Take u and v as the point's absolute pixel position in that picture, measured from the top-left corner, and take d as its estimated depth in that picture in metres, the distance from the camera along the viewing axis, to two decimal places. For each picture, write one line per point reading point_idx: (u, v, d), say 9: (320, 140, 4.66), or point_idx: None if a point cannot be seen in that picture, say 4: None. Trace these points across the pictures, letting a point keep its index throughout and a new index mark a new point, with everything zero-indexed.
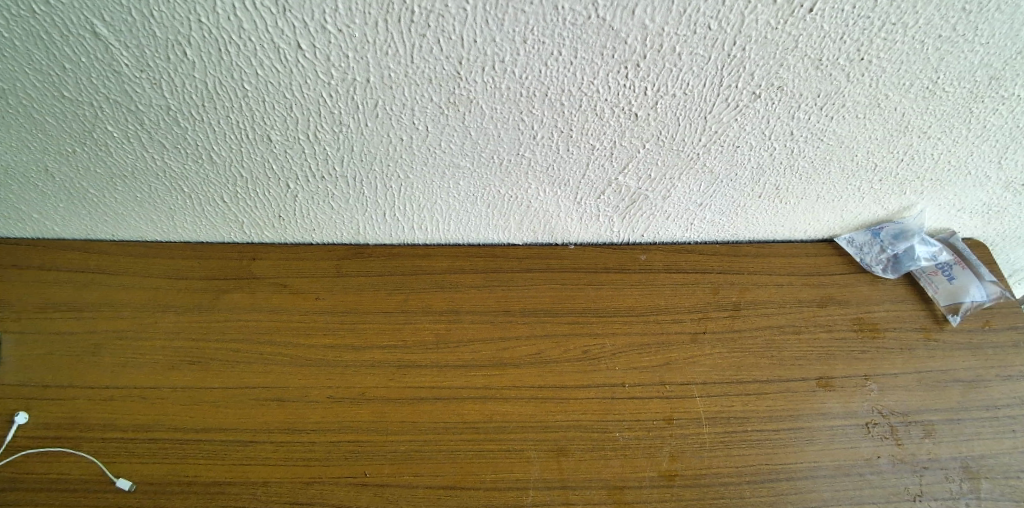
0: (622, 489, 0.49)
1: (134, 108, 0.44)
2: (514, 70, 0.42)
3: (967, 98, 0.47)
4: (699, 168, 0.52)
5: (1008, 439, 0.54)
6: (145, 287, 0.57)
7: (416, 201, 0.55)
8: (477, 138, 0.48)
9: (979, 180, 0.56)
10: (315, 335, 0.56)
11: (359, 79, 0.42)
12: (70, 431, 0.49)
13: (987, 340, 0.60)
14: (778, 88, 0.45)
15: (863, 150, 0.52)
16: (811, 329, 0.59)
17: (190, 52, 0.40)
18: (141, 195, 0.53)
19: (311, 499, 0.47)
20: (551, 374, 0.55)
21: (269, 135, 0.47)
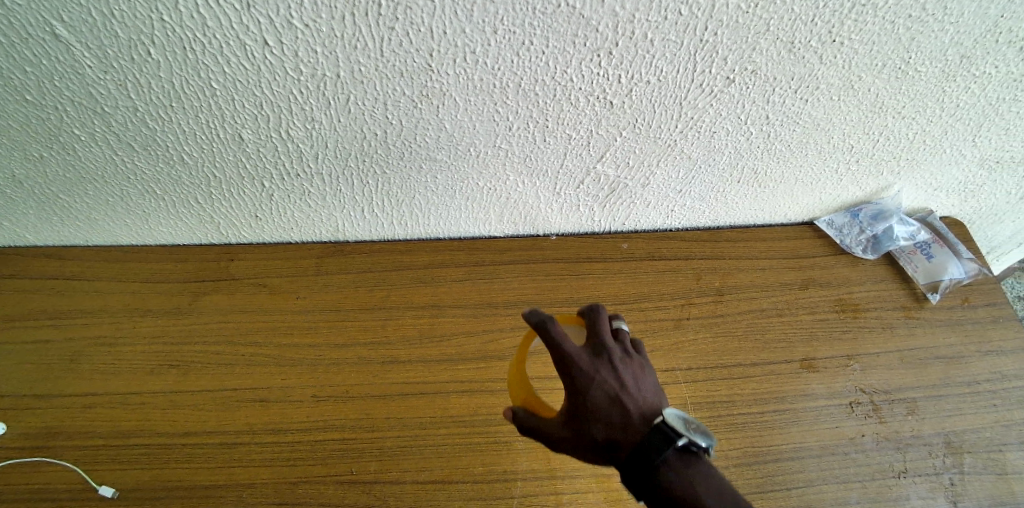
0: (610, 476, 0.49)
1: (100, 110, 0.43)
2: (486, 61, 0.42)
3: (939, 77, 0.48)
4: (677, 154, 0.52)
5: (988, 414, 0.55)
6: (122, 293, 0.57)
7: (394, 196, 0.54)
8: (452, 131, 0.47)
9: (954, 158, 0.57)
10: (297, 335, 0.55)
11: (329, 74, 0.42)
12: (49, 441, 0.49)
13: (966, 317, 0.61)
14: (752, 72, 0.45)
15: (839, 132, 0.52)
16: (793, 311, 0.59)
17: (154, 51, 0.39)
18: (113, 199, 0.52)
19: (298, 499, 0.47)
20: (536, 365, 0.55)
21: (241, 134, 0.46)
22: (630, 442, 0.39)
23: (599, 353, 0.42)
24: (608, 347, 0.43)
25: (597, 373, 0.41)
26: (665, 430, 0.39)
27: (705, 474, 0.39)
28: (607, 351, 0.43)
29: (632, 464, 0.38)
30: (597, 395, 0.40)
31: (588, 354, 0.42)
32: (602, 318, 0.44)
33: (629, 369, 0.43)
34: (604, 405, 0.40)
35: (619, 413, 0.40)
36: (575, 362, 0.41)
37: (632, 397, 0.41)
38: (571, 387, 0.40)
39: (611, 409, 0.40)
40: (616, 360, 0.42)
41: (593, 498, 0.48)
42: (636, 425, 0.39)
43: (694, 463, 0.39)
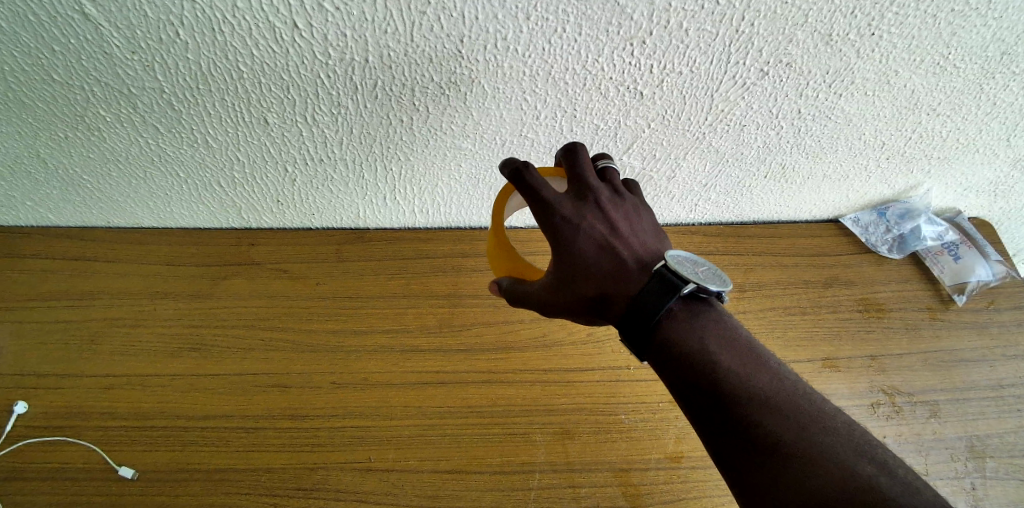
0: (629, 471, 0.49)
1: (126, 91, 0.43)
2: (517, 47, 0.41)
3: (977, 74, 0.47)
4: (704, 147, 0.51)
5: (1013, 418, 0.54)
6: (142, 275, 0.57)
7: (417, 184, 0.54)
8: (478, 119, 0.47)
9: (987, 158, 0.56)
10: (317, 321, 0.55)
11: (357, 59, 0.41)
12: (72, 420, 0.49)
13: (992, 320, 0.60)
14: (786, 65, 0.44)
15: (870, 129, 0.51)
16: (816, 310, 0.59)
17: (183, 32, 0.39)
18: (136, 181, 0.52)
19: (316, 485, 0.47)
20: (555, 357, 0.54)
21: (266, 117, 0.46)
22: (623, 297, 0.39)
23: (584, 196, 0.41)
24: (595, 186, 0.41)
25: (584, 219, 0.40)
26: (665, 277, 0.38)
27: (710, 315, 0.39)
28: (595, 188, 0.41)
29: (630, 323, 0.39)
30: (586, 244, 0.40)
31: (572, 198, 0.41)
32: (584, 159, 0.42)
33: (622, 211, 0.42)
34: (594, 256, 0.40)
35: (611, 261, 0.40)
36: (558, 208, 0.40)
37: (623, 240, 0.41)
38: (558, 236, 0.40)
39: (601, 259, 0.40)
40: (604, 201, 0.41)
41: (612, 492, 0.48)
42: (628, 275, 0.39)
43: (697, 308, 0.39)
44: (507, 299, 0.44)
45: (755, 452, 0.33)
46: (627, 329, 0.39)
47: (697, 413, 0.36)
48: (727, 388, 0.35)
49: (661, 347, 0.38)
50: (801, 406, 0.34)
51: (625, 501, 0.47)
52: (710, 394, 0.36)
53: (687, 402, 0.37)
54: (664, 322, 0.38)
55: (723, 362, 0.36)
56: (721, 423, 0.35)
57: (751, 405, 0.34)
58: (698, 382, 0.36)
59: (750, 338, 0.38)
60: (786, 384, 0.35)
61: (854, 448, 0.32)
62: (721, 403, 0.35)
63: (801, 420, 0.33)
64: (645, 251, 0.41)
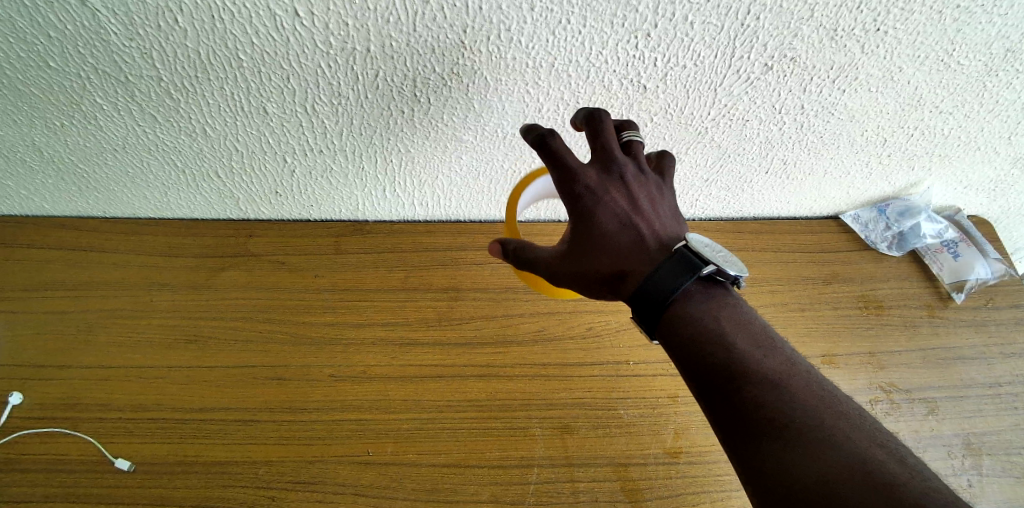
0: (627, 466, 0.49)
1: (124, 79, 0.42)
2: (520, 39, 0.41)
3: (981, 72, 0.47)
4: (707, 142, 0.51)
5: (1009, 416, 0.55)
6: (139, 265, 0.56)
7: (417, 176, 0.53)
8: (480, 111, 0.46)
9: (987, 156, 0.56)
10: (315, 313, 0.55)
11: (359, 48, 0.41)
12: (67, 412, 0.48)
13: (990, 318, 0.60)
14: (791, 60, 0.44)
15: (873, 125, 0.51)
16: (815, 306, 0.59)
17: (182, 20, 0.38)
18: (133, 171, 0.52)
19: (314, 478, 0.47)
20: (555, 352, 0.54)
21: (265, 107, 0.45)
22: (638, 274, 0.39)
23: (608, 168, 0.41)
24: (620, 160, 0.41)
25: (605, 191, 0.40)
26: (685, 258, 0.38)
27: (726, 301, 0.39)
28: (620, 161, 0.41)
29: (641, 303, 0.38)
30: (607, 216, 0.40)
31: (596, 169, 0.41)
32: (609, 130, 0.41)
33: (644, 189, 0.41)
34: (615, 230, 0.40)
35: (630, 237, 0.40)
36: (581, 177, 0.40)
37: (644, 218, 0.41)
38: (579, 204, 0.40)
39: (621, 233, 0.40)
40: (627, 177, 0.41)
41: (610, 487, 0.48)
42: (647, 253, 0.40)
43: (713, 293, 0.39)
44: (509, 260, 0.42)
45: (763, 434, 0.33)
46: (639, 310, 0.39)
47: (705, 395, 0.36)
48: (739, 371, 0.35)
49: (672, 329, 0.38)
50: (814, 391, 0.34)
51: (624, 496, 0.47)
52: (721, 375, 0.35)
53: (696, 385, 0.37)
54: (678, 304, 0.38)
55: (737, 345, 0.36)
56: (730, 403, 0.34)
57: (763, 388, 0.34)
58: (709, 364, 0.36)
59: (765, 325, 0.38)
60: (800, 369, 0.35)
61: (867, 436, 0.31)
62: (732, 384, 0.35)
63: (813, 404, 0.33)
64: (666, 232, 0.41)
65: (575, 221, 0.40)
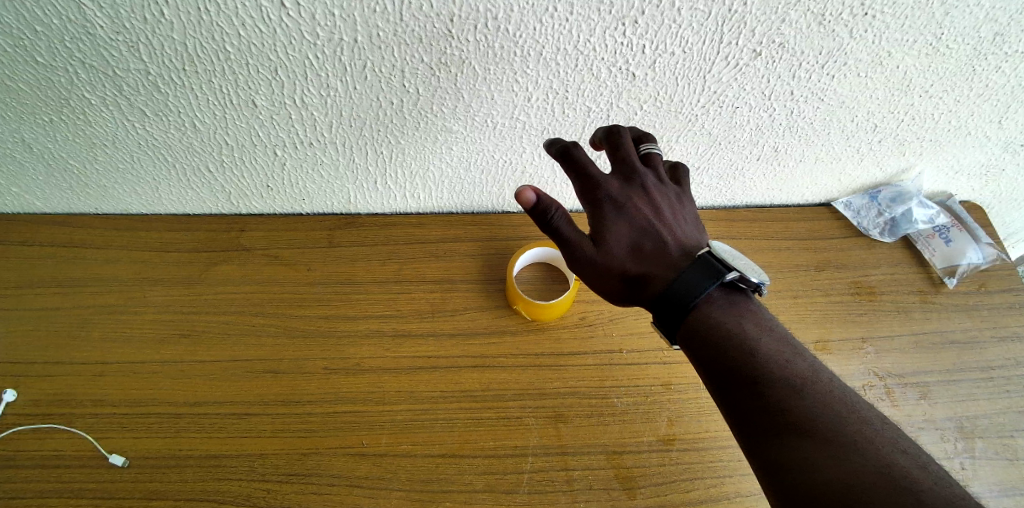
0: (621, 454, 0.49)
1: (111, 73, 0.42)
2: (508, 27, 0.41)
3: (970, 56, 0.47)
4: (697, 129, 0.51)
5: (1001, 400, 0.55)
6: (131, 261, 0.56)
7: (409, 168, 0.53)
8: (470, 101, 0.46)
9: (978, 141, 0.56)
10: (308, 307, 0.55)
11: (346, 39, 0.41)
12: (61, 408, 0.48)
13: (983, 302, 0.60)
14: (779, 45, 0.44)
15: (864, 111, 0.51)
16: (808, 293, 0.59)
17: (168, 12, 0.38)
18: (124, 166, 0.52)
19: (310, 470, 0.47)
20: (548, 342, 0.54)
21: (254, 100, 0.45)
22: (661, 281, 0.40)
23: (630, 178, 0.42)
24: (642, 171, 0.42)
25: (629, 200, 0.41)
26: (710, 264, 0.40)
27: (748, 308, 0.40)
28: (642, 173, 0.42)
29: (668, 307, 0.39)
30: (629, 224, 0.40)
31: (619, 179, 0.41)
32: (627, 142, 0.43)
33: (665, 197, 0.42)
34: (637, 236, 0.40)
35: (654, 244, 0.41)
36: (606, 186, 0.40)
37: (667, 225, 0.41)
38: (601, 211, 0.40)
39: (642, 241, 0.40)
40: (649, 186, 0.42)
41: (605, 475, 0.48)
42: (670, 260, 0.40)
43: (734, 300, 0.41)
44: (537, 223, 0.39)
45: (786, 435, 0.35)
46: (665, 313, 0.40)
47: (727, 397, 0.38)
48: (764, 375, 0.37)
49: (698, 333, 0.39)
50: (834, 397, 0.36)
51: (619, 484, 0.48)
52: (745, 379, 0.37)
53: (719, 387, 0.38)
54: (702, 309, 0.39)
55: (761, 351, 0.38)
56: (754, 406, 0.36)
57: (791, 395, 0.36)
58: (736, 371, 0.38)
59: (783, 332, 0.40)
60: (820, 376, 0.37)
61: (888, 441, 0.34)
62: (756, 388, 0.37)
63: (835, 409, 0.35)
64: (686, 240, 0.42)
65: (596, 226, 0.40)
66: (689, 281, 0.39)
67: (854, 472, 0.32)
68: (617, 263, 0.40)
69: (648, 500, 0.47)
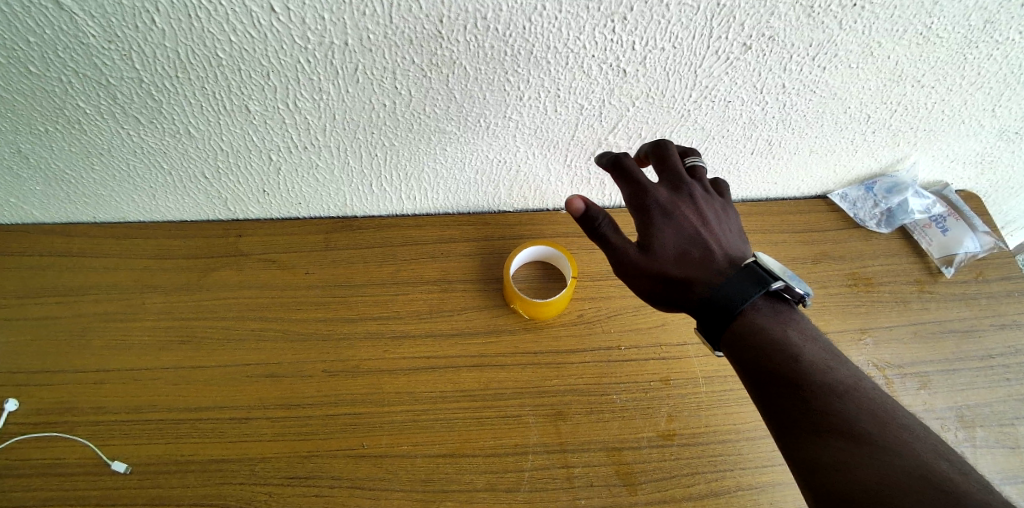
0: (621, 450, 0.49)
1: (105, 81, 0.43)
2: (497, 27, 0.41)
3: (961, 44, 0.47)
4: (690, 124, 0.51)
5: (1001, 387, 0.55)
6: (130, 269, 0.56)
7: (404, 169, 0.54)
8: (462, 101, 0.47)
9: (972, 129, 0.56)
10: (307, 310, 0.55)
11: (337, 42, 0.41)
12: (63, 416, 0.49)
13: (981, 291, 0.60)
14: (769, 39, 0.44)
15: (856, 102, 0.51)
16: (805, 286, 0.59)
17: (159, 19, 0.38)
18: (120, 174, 0.52)
19: (311, 473, 0.47)
20: (547, 340, 0.54)
21: (248, 105, 0.46)
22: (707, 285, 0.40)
23: (678, 188, 0.43)
24: (689, 181, 0.43)
25: (676, 207, 0.42)
26: (757, 272, 0.40)
27: (793, 318, 0.40)
28: (689, 183, 0.43)
29: (711, 311, 0.40)
30: (675, 230, 0.41)
31: (667, 188, 0.43)
32: (673, 155, 0.45)
33: (712, 207, 0.43)
34: (684, 242, 0.41)
35: (701, 250, 0.41)
36: (654, 193, 0.42)
37: (713, 234, 0.42)
38: (648, 216, 0.42)
39: (689, 248, 0.41)
40: (696, 195, 0.43)
41: (605, 471, 0.48)
42: (716, 266, 0.41)
43: (778, 309, 0.41)
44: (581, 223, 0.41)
45: (825, 440, 0.35)
46: (707, 316, 0.40)
47: (768, 400, 0.38)
48: (806, 381, 0.37)
49: (741, 338, 0.39)
50: (878, 405, 0.36)
51: (619, 480, 0.48)
52: (788, 384, 0.37)
53: (760, 391, 0.38)
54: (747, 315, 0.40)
55: (805, 357, 0.38)
56: (795, 410, 0.37)
57: (833, 400, 0.36)
58: (778, 375, 0.38)
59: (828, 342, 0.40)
60: (865, 385, 0.37)
61: (930, 449, 0.34)
62: (798, 392, 0.37)
63: (878, 415, 0.35)
64: (731, 251, 0.42)
65: (643, 229, 0.42)
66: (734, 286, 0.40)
67: (893, 478, 0.32)
68: (663, 266, 0.41)
69: (648, 495, 0.47)
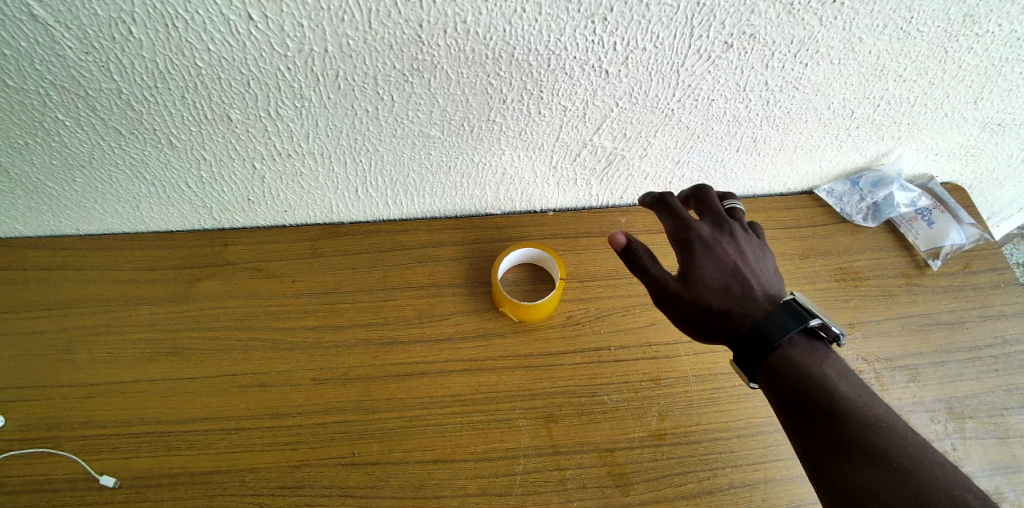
0: (613, 451, 0.49)
1: (83, 94, 0.42)
2: (477, 30, 0.41)
3: (941, 38, 0.47)
4: (675, 123, 0.51)
5: (990, 378, 0.55)
6: (116, 281, 0.56)
7: (389, 174, 0.53)
8: (445, 105, 0.46)
9: (956, 121, 0.56)
10: (295, 318, 0.55)
11: (316, 49, 0.41)
12: (51, 432, 0.48)
13: (968, 283, 0.60)
14: (750, 36, 0.44)
15: (839, 97, 0.51)
16: (794, 282, 0.59)
17: (135, 30, 0.38)
18: (102, 186, 0.51)
19: (302, 482, 0.47)
20: (536, 342, 0.54)
21: (229, 114, 0.45)
22: (744, 317, 0.43)
23: (719, 227, 0.46)
24: (729, 220, 0.47)
25: (717, 243, 0.45)
26: (794, 308, 0.42)
27: (828, 355, 0.42)
28: (730, 222, 0.47)
29: (751, 343, 0.41)
30: (716, 263, 0.44)
31: (710, 226, 0.46)
32: (712, 198, 0.48)
33: (751, 247, 0.46)
34: (724, 273, 0.44)
35: (740, 284, 0.44)
36: (697, 229, 0.45)
37: (751, 270, 0.45)
38: (691, 249, 0.44)
39: (730, 281, 0.44)
40: (736, 233, 0.46)
41: (597, 472, 0.48)
42: (754, 299, 0.43)
43: (817, 347, 0.42)
44: (622, 255, 0.44)
45: (858, 469, 0.37)
46: (747, 349, 0.42)
47: (799, 427, 0.40)
48: (841, 411, 0.38)
49: (777, 370, 0.41)
50: (908, 440, 0.37)
51: (612, 481, 0.48)
52: (819, 415, 0.39)
53: (791, 419, 0.40)
54: (787, 348, 0.41)
55: (842, 391, 0.40)
56: (824, 438, 0.38)
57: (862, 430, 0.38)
58: (809, 406, 0.39)
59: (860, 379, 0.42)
60: (894, 420, 0.39)
61: (954, 484, 0.35)
62: (828, 421, 0.38)
63: (904, 448, 0.37)
64: (770, 289, 0.45)
65: (685, 259, 0.44)
66: (774, 320, 0.41)
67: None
68: (704, 295, 0.43)
69: (642, 495, 0.47)
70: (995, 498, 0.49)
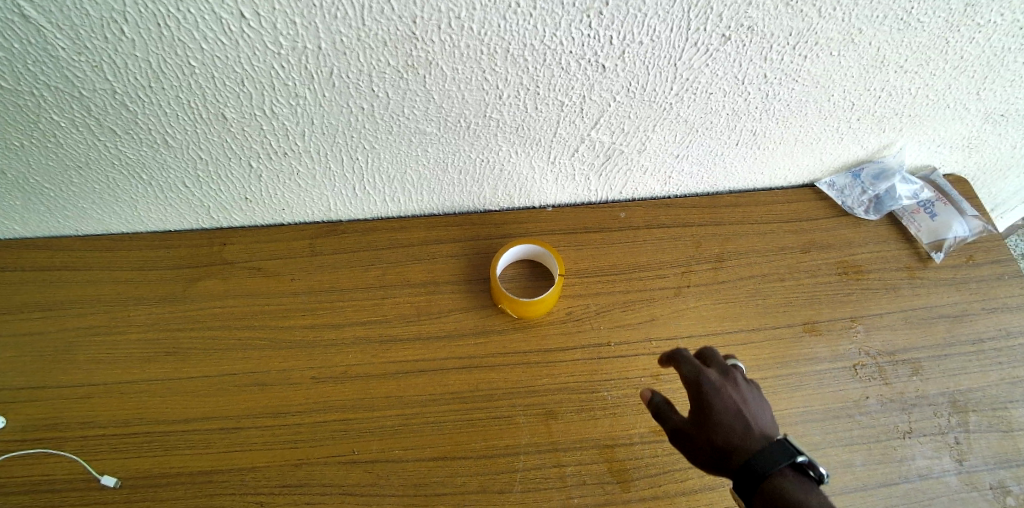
0: (613, 447, 0.49)
1: (77, 94, 0.42)
2: (471, 26, 0.40)
3: (942, 28, 0.46)
4: (673, 117, 0.51)
5: (994, 371, 0.55)
6: (114, 281, 0.56)
7: (386, 172, 0.53)
8: (440, 102, 0.46)
9: (958, 112, 0.56)
10: (293, 317, 0.54)
11: (310, 46, 0.40)
12: (52, 432, 0.48)
13: (971, 275, 0.60)
14: (748, 29, 0.43)
15: (840, 89, 0.51)
16: (795, 276, 0.58)
17: (128, 29, 0.38)
18: (99, 186, 0.51)
19: (302, 481, 0.47)
20: (536, 339, 0.54)
21: (224, 113, 0.45)
22: (749, 461, 0.38)
23: (726, 372, 0.44)
24: (735, 368, 0.44)
25: (724, 385, 0.42)
26: (800, 453, 0.38)
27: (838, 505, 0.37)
28: (737, 370, 0.44)
29: (746, 479, 0.38)
30: (722, 403, 0.41)
31: (716, 369, 0.44)
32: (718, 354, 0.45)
33: (759, 396, 0.43)
34: (729, 416, 0.40)
35: (747, 426, 0.40)
36: (703, 371, 0.43)
37: (760, 416, 0.41)
38: (696, 389, 0.42)
39: (736, 422, 0.40)
40: (743, 381, 0.43)
41: (598, 469, 0.48)
42: (761, 443, 0.39)
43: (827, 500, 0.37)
44: (649, 403, 0.43)
45: None
46: (744, 488, 0.38)
47: None
48: None
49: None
50: None
51: (612, 477, 0.48)
52: None
53: None
54: (784, 487, 0.37)
55: None
56: None
57: None
58: None
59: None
60: None
61: None
62: None
63: None
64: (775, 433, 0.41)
65: (693, 403, 0.42)
66: (772, 458, 0.38)
67: None
68: (707, 435, 0.40)
69: (642, 492, 0.47)
70: (999, 491, 0.49)
